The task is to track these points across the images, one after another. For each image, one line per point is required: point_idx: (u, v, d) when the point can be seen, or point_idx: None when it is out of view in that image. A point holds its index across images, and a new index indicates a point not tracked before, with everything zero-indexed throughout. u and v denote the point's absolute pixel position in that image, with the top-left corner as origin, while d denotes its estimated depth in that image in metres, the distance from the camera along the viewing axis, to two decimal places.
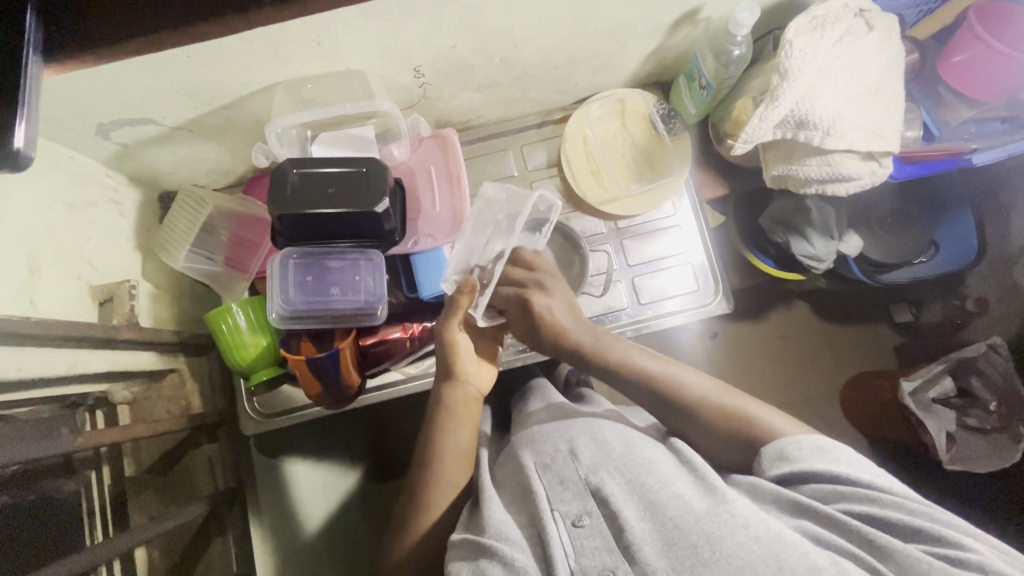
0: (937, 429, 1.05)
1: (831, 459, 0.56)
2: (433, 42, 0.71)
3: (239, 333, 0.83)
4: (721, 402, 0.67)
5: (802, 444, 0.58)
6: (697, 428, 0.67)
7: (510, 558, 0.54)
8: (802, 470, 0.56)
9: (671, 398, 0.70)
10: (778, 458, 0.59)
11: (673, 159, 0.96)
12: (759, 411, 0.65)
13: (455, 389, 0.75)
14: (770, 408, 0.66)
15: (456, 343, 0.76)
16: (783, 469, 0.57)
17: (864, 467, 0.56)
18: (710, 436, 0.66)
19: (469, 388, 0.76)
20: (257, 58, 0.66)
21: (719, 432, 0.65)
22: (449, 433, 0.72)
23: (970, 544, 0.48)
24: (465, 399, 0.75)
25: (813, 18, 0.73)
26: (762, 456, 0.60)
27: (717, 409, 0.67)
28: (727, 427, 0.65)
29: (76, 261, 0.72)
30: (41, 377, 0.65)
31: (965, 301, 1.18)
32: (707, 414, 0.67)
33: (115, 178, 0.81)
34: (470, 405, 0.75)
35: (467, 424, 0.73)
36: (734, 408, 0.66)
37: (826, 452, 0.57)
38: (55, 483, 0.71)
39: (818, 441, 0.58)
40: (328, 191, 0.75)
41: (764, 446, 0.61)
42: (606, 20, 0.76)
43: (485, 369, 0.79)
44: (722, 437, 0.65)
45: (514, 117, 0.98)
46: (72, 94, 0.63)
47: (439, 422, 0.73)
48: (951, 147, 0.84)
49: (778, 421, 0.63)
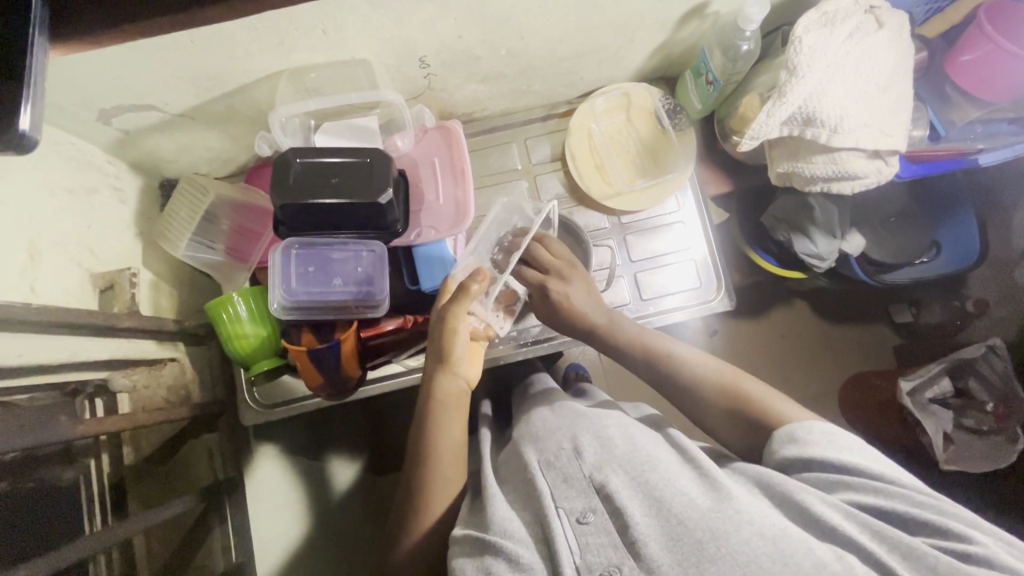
0: (934, 430, 1.04)
1: (842, 449, 0.56)
2: (439, 32, 0.71)
3: (239, 323, 0.82)
4: (724, 381, 0.69)
5: (812, 429, 0.59)
6: (703, 408, 0.69)
7: (516, 555, 0.55)
8: (808, 458, 0.56)
9: (678, 376, 0.72)
10: (788, 441, 0.59)
11: (677, 155, 0.95)
12: (762, 393, 0.66)
13: (446, 379, 0.73)
14: (770, 389, 0.66)
15: (453, 331, 0.74)
16: (790, 453, 0.58)
17: (871, 455, 0.56)
18: (717, 420, 0.68)
19: (459, 380, 0.74)
20: (263, 45, 0.65)
21: (721, 410, 0.67)
22: (443, 429, 0.71)
23: (975, 535, 0.48)
24: (454, 392, 0.73)
25: (823, 14, 0.72)
26: (774, 439, 0.61)
27: (719, 386, 0.68)
28: (724, 404, 0.67)
29: (76, 248, 0.71)
30: (42, 365, 0.65)
31: (965, 301, 1.16)
32: (712, 395, 0.68)
33: (116, 166, 0.80)
34: (460, 400, 0.74)
35: (455, 420, 0.72)
36: (740, 391, 0.67)
37: (835, 438, 0.57)
38: (54, 471, 0.71)
39: (828, 426, 0.58)
40: (331, 181, 0.75)
41: (777, 431, 0.61)
42: (614, 13, 0.75)
43: (474, 361, 0.77)
44: (725, 416, 0.67)
45: (519, 109, 0.97)
46: (74, 77, 0.62)
47: (432, 418, 0.72)
48: (957, 147, 0.84)
49: (789, 407, 0.63)
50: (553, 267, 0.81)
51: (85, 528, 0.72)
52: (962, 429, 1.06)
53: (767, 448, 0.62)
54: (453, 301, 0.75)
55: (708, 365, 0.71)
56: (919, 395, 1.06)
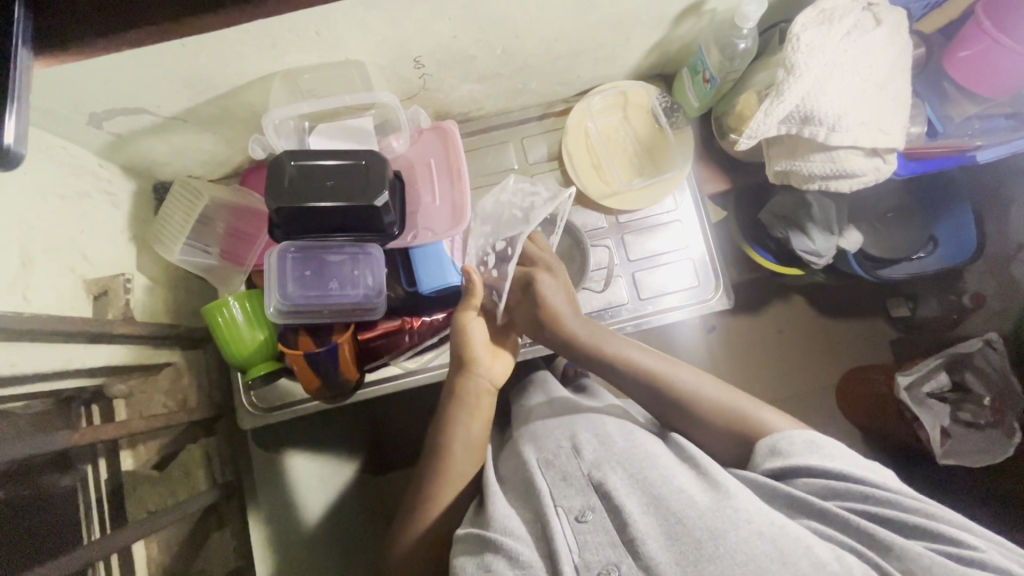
0: (931, 425, 1.03)
1: (825, 455, 0.56)
2: (434, 33, 0.70)
3: (236, 326, 0.81)
4: (716, 399, 0.67)
5: (794, 440, 0.59)
6: (698, 428, 0.67)
7: (515, 552, 0.54)
8: (792, 467, 0.56)
9: (671, 398, 0.69)
10: (770, 454, 0.59)
11: (675, 153, 0.94)
12: (751, 407, 0.65)
13: (468, 380, 0.75)
14: (754, 400, 0.66)
15: (469, 331, 0.76)
16: (775, 465, 0.58)
17: (854, 460, 0.56)
18: (714, 442, 0.66)
19: (483, 379, 0.75)
20: (254, 47, 0.64)
21: (716, 428, 0.65)
22: (465, 422, 0.72)
23: (971, 540, 0.49)
24: (478, 391, 0.74)
25: (820, 12, 0.71)
26: (756, 452, 0.60)
27: (715, 406, 0.66)
28: (723, 423, 0.65)
29: (69, 254, 0.70)
30: (38, 374, 0.64)
31: (961, 296, 1.16)
32: (709, 412, 0.66)
33: (109, 169, 0.79)
34: (482, 398, 0.74)
35: (479, 416, 0.73)
36: (733, 407, 0.65)
37: (817, 446, 0.57)
38: (52, 478, 0.70)
39: (810, 436, 0.59)
40: (326, 184, 0.74)
41: (756, 443, 0.61)
42: (610, 11, 0.75)
43: (500, 360, 0.78)
44: (721, 436, 0.65)
45: (514, 109, 0.97)
46: (64, 83, 0.61)
47: (452, 415, 0.73)
48: (955, 144, 0.83)
49: (772, 415, 0.64)
50: (540, 258, 0.81)
51: (84, 537, 0.72)
52: (957, 422, 1.05)
53: (748, 460, 0.62)
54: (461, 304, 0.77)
55: (697, 380, 0.69)
56: (917, 389, 1.05)
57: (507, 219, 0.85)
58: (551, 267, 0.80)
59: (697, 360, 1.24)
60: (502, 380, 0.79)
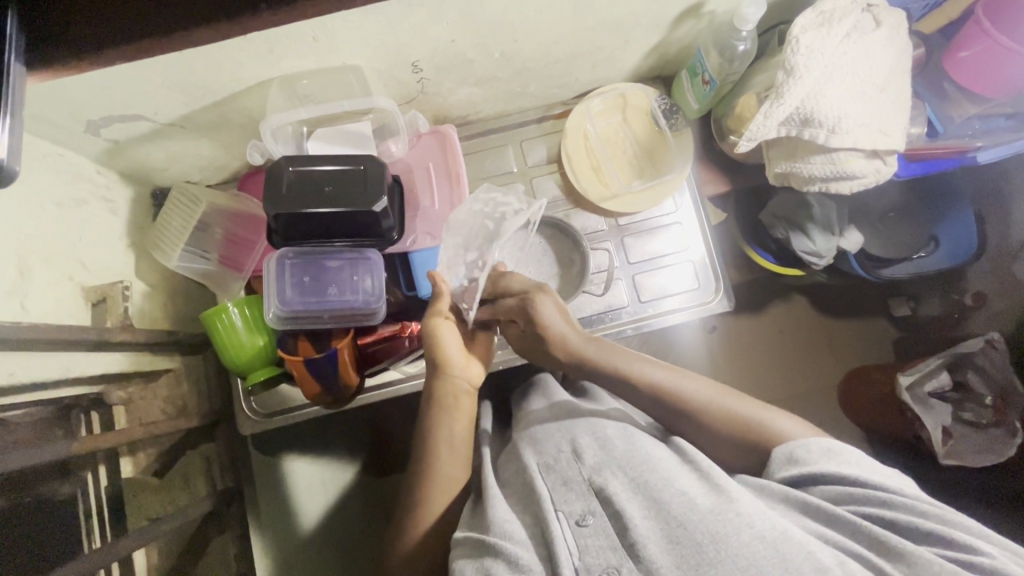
0: (932, 425, 1.05)
1: (842, 461, 0.57)
2: (432, 37, 0.70)
3: (234, 331, 0.81)
4: (722, 404, 0.68)
5: (811, 447, 0.59)
6: (704, 435, 0.67)
7: (515, 556, 0.54)
8: (813, 472, 0.57)
9: (677, 406, 0.69)
10: (786, 462, 0.59)
11: (674, 155, 0.94)
12: (757, 411, 0.66)
13: (444, 381, 0.75)
14: (758, 403, 0.67)
15: (441, 335, 0.76)
16: (790, 471, 0.58)
17: (871, 467, 0.56)
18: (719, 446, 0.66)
19: (459, 381, 0.75)
20: (251, 54, 0.64)
21: (725, 435, 0.66)
22: (446, 421, 0.72)
23: (982, 547, 0.48)
24: (454, 391, 0.74)
25: (820, 14, 0.71)
26: (772, 459, 0.60)
27: (721, 413, 0.67)
28: (728, 429, 0.66)
29: (67, 262, 0.70)
30: (37, 382, 0.64)
31: (962, 294, 1.16)
32: (716, 420, 0.67)
33: (106, 176, 0.79)
34: (460, 398, 0.74)
35: (458, 417, 0.73)
36: (732, 412, 0.67)
37: (835, 454, 0.57)
38: (51, 486, 0.70)
39: (827, 444, 0.59)
40: (324, 189, 0.74)
41: (771, 450, 0.61)
42: (608, 13, 0.74)
43: (474, 360, 0.78)
44: (727, 441, 0.66)
45: (513, 111, 0.96)
46: (60, 91, 0.61)
47: (432, 417, 0.73)
48: (956, 145, 0.83)
49: (783, 421, 0.64)
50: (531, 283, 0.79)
51: (85, 546, 0.72)
52: (959, 421, 1.05)
53: (764, 467, 0.62)
54: (431, 309, 0.78)
55: (700, 388, 0.70)
56: (917, 389, 1.07)
57: (484, 229, 0.86)
58: (543, 288, 0.78)
59: (698, 361, 1.24)
60: (479, 381, 0.78)
